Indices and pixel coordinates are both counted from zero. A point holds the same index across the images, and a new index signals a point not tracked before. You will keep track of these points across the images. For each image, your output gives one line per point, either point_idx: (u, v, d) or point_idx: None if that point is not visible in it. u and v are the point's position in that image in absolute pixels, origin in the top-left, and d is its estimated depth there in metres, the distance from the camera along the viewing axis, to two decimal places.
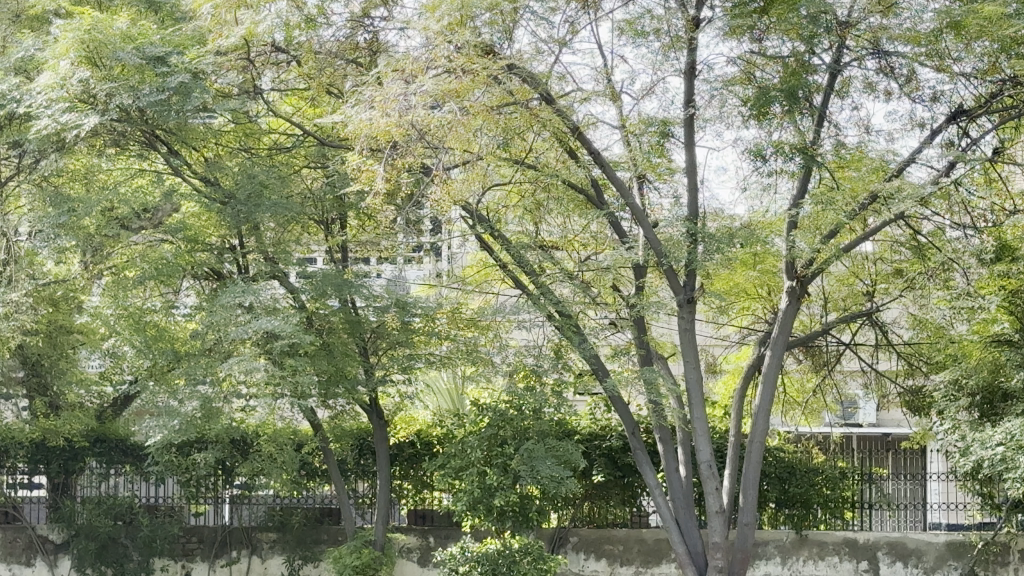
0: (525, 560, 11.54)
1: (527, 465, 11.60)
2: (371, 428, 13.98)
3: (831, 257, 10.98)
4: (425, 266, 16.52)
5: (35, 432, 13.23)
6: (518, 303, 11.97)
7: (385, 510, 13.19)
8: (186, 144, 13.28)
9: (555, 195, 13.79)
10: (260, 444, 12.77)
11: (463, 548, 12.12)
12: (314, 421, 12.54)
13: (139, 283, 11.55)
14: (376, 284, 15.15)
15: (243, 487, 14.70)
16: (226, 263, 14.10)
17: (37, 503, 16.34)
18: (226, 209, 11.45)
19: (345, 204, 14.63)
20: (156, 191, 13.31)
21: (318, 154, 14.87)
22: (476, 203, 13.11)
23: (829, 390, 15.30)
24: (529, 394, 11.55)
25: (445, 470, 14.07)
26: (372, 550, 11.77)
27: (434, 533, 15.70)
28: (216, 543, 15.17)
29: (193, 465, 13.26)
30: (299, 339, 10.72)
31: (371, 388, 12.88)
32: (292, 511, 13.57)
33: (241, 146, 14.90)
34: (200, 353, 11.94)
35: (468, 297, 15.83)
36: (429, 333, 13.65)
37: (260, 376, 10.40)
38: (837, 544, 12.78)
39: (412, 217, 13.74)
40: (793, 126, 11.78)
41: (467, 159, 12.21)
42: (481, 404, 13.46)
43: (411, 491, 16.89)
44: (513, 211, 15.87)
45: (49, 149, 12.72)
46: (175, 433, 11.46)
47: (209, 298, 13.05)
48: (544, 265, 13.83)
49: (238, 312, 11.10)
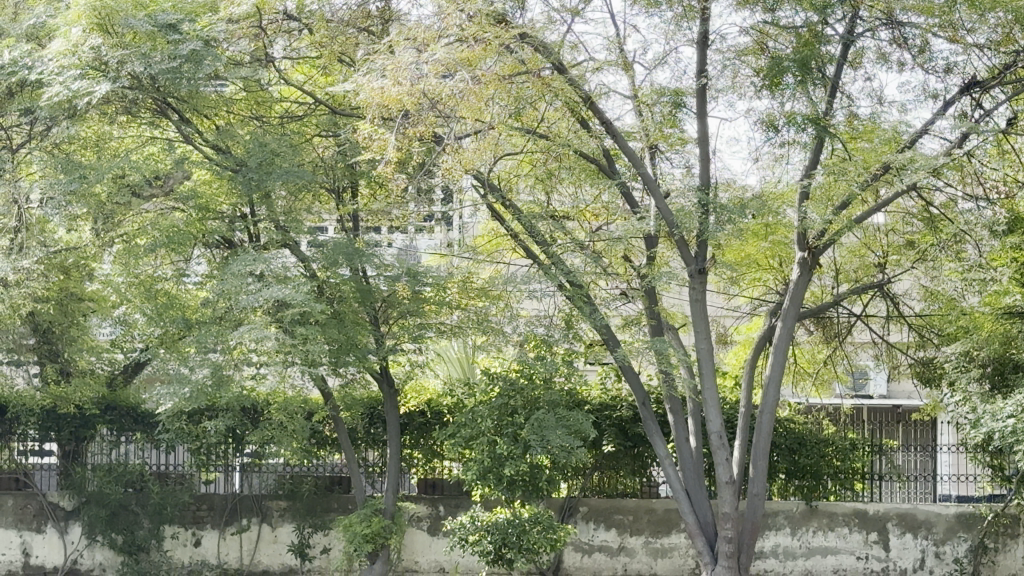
0: (537, 530, 11.57)
1: (538, 434, 11.61)
2: (383, 397, 14.04)
3: (843, 228, 10.95)
4: (437, 236, 16.52)
5: (47, 399, 13.28)
6: (529, 273, 11.97)
7: (395, 480, 13.26)
8: (197, 112, 13.29)
9: (565, 165, 13.83)
10: (272, 413, 12.80)
11: (474, 518, 12.15)
12: (325, 390, 12.55)
13: (151, 251, 11.57)
14: (387, 253, 15.16)
15: (254, 456, 14.73)
16: (238, 232, 14.13)
17: (49, 470, 16.39)
18: (237, 178, 11.47)
19: (357, 173, 14.64)
20: (168, 159, 13.33)
21: (330, 123, 14.93)
22: (487, 173, 13.13)
23: (839, 360, 15.34)
24: (540, 364, 11.61)
25: (456, 439, 14.13)
26: (381, 519, 11.85)
27: (445, 503, 15.74)
28: (227, 512, 15.22)
29: (203, 433, 13.35)
30: (311, 307, 10.73)
31: (382, 356, 12.93)
32: (303, 480, 13.60)
33: (253, 115, 14.95)
34: (210, 322, 12.00)
35: (480, 266, 15.84)
36: (440, 303, 13.69)
37: (271, 344, 10.43)
38: (847, 516, 12.77)
39: (422, 186, 13.78)
40: (806, 97, 11.75)
41: (479, 129, 12.22)
42: (492, 375, 13.51)
43: (421, 461, 16.96)
44: (524, 181, 15.86)
45: (61, 116, 12.74)
46: (185, 401, 11.54)
47: (220, 267, 13.07)
48: (556, 236, 13.83)
49: (249, 281, 11.12)
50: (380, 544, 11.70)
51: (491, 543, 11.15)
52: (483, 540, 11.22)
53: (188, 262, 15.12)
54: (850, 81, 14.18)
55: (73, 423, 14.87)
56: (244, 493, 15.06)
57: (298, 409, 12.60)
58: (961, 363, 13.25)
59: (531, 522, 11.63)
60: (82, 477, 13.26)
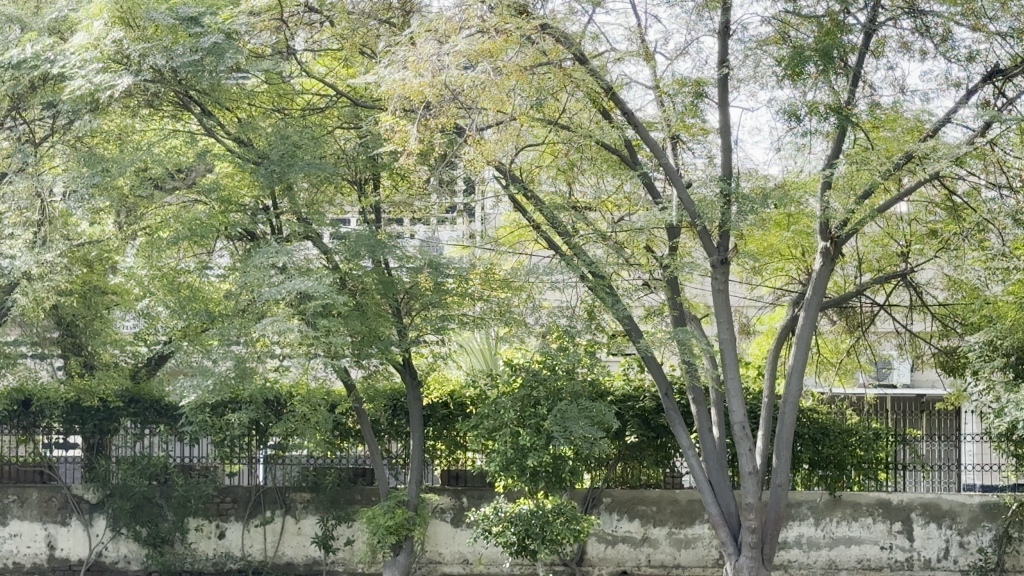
0: (560, 521, 11.58)
1: (561, 425, 11.63)
2: (406, 388, 14.07)
3: (866, 218, 10.93)
4: (459, 227, 16.55)
5: (71, 392, 13.36)
6: (551, 263, 11.99)
7: (419, 470, 13.34)
8: (219, 105, 13.34)
9: (588, 156, 13.84)
10: (296, 405, 12.86)
11: (497, 508, 12.18)
12: (347, 382, 12.60)
13: (174, 244, 11.63)
14: (410, 245, 15.21)
15: (279, 448, 14.77)
16: (262, 225, 14.19)
17: (74, 463, 16.47)
18: (259, 170, 11.51)
19: (379, 165, 14.68)
20: (190, 152, 13.40)
21: (352, 114, 14.97)
22: (508, 164, 13.18)
23: (862, 350, 15.35)
24: (563, 355, 11.65)
25: (477, 430, 14.19)
26: (404, 509, 11.93)
27: (469, 494, 15.78)
28: (251, 504, 15.28)
29: (227, 426, 13.41)
30: (333, 298, 10.77)
31: (405, 348, 13.00)
32: (327, 472, 13.64)
33: (275, 107, 15.04)
34: (232, 314, 12.09)
35: (502, 257, 15.87)
36: (462, 295, 13.76)
37: (293, 336, 10.47)
38: (871, 506, 12.75)
39: (443, 178, 13.84)
40: (827, 86, 11.74)
41: (501, 121, 12.24)
42: (515, 366, 13.57)
43: (443, 452, 17.04)
44: (547, 172, 15.89)
45: (83, 108, 12.82)
46: (208, 393, 11.63)
47: (242, 260, 13.13)
48: (578, 226, 13.84)
49: (271, 273, 11.15)
50: (403, 536, 11.74)
51: (513, 534, 11.21)
52: (506, 531, 11.28)
53: (211, 254, 15.22)
54: (873, 71, 14.14)
55: (98, 416, 14.95)
56: (268, 485, 15.14)
57: (320, 400, 12.65)
58: (985, 353, 13.23)
59: (553, 513, 11.69)
60: (106, 469, 13.34)
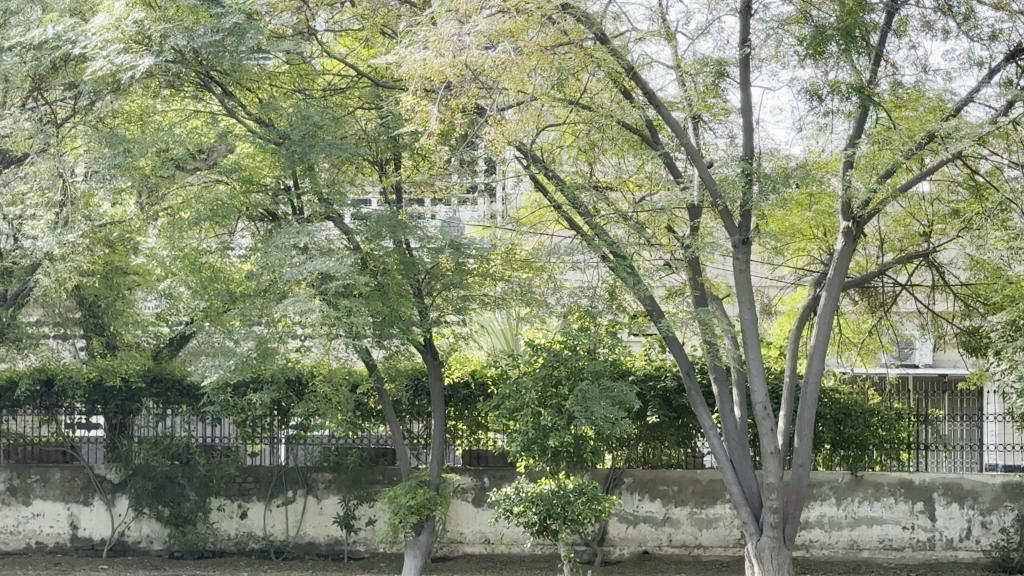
0: (580, 501, 11.61)
1: (582, 405, 11.65)
2: (427, 368, 14.12)
3: (888, 198, 10.92)
4: (479, 206, 16.59)
5: (94, 374, 13.45)
6: (572, 243, 12.03)
7: (441, 449, 13.41)
8: (240, 86, 13.38)
9: (609, 136, 13.87)
10: (317, 385, 12.91)
11: (518, 487, 12.23)
12: (369, 361, 12.66)
13: (195, 224, 11.68)
14: (430, 225, 15.28)
15: (301, 427, 14.84)
16: (283, 205, 14.24)
17: (97, 444, 16.57)
18: (281, 150, 11.54)
19: (400, 144, 14.73)
20: (212, 133, 13.45)
21: (372, 93, 15.02)
22: (529, 143, 13.21)
23: (883, 329, 15.37)
24: (584, 334, 11.69)
25: (499, 409, 14.26)
26: (425, 489, 11.98)
27: (489, 474, 15.83)
28: (274, 483, 15.36)
29: (248, 406, 13.48)
30: (354, 279, 10.80)
31: (426, 328, 13.07)
32: (349, 451, 13.70)
33: (295, 87, 15.10)
34: (254, 293, 12.16)
35: (523, 237, 15.91)
36: (483, 274, 13.82)
37: (314, 316, 10.52)
38: (892, 486, 12.76)
39: (464, 158, 13.92)
40: (850, 66, 11.73)
41: (522, 100, 12.27)
42: (537, 346, 13.61)
43: (465, 431, 17.15)
44: (567, 151, 15.93)
45: (106, 88, 12.91)
46: (230, 373, 11.73)
47: (263, 240, 13.20)
48: (599, 206, 13.87)
49: (292, 253, 11.19)
50: (424, 515, 11.81)
51: (534, 513, 11.27)
52: (526, 511, 11.37)
53: (233, 234, 15.30)
54: (895, 49, 14.10)
55: (120, 398, 15.03)
56: (289, 465, 15.21)
57: (341, 380, 12.71)
58: (1008, 333, 13.22)
59: (575, 493, 11.76)
60: (128, 449, 13.42)
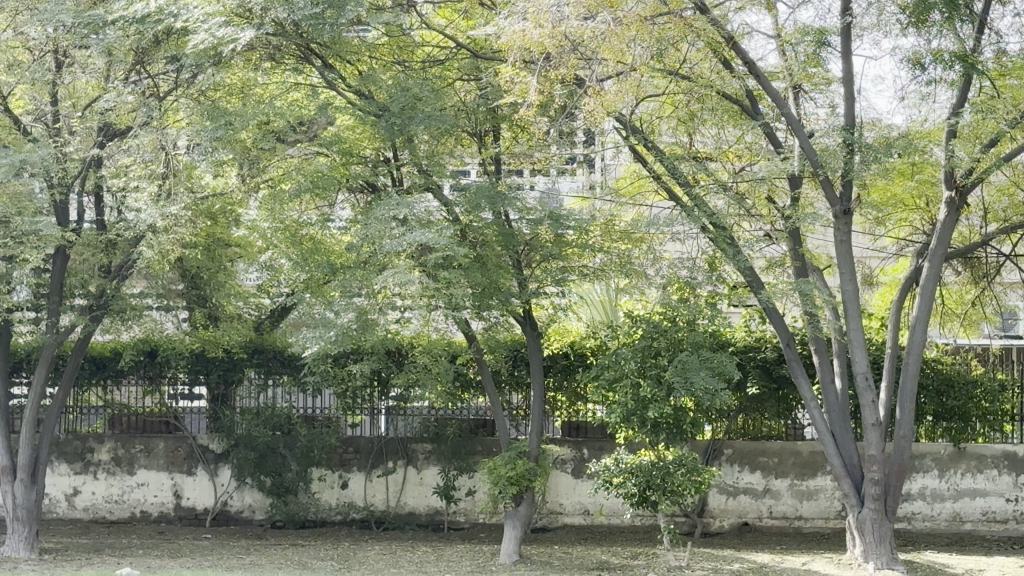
0: (680, 472, 11.60)
1: (682, 376, 11.63)
2: (527, 339, 14.13)
3: (992, 169, 10.79)
4: (578, 178, 16.57)
5: (196, 346, 13.58)
6: (672, 214, 11.99)
7: (541, 420, 13.43)
8: (339, 58, 13.42)
9: (709, 106, 13.80)
10: (417, 356, 12.95)
11: (617, 459, 12.23)
12: (468, 332, 12.68)
13: (296, 196, 11.74)
14: (530, 197, 15.28)
15: (400, 399, 14.91)
16: (382, 178, 14.28)
17: (201, 415, 16.74)
18: (380, 123, 11.57)
19: (499, 116, 14.73)
20: (312, 106, 13.50)
21: (472, 66, 15.03)
22: (628, 114, 13.16)
23: (986, 301, 15.22)
24: (684, 305, 11.66)
25: (598, 381, 14.25)
26: (525, 460, 12.00)
27: (588, 446, 15.84)
28: (375, 455, 15.45)
29: (350, 377, 13.55)
30: (454, 251, 10.82)
31: (525, 299, 13.08)
32: (449, 422, 13.75)
33: (394, 60, 15.14)
34: (354, 266, 12.24)
35: (622, 209, 15.88)
36: (582, 246, 13.81)
37: (413, 288, 10.55)
38: (995, 458, 12.63)
39: (563, 129, 13.90)
40: (953, 34, 11.59)
41: (621, 71, 12.22)
42: (637, 317, 13.62)
43: (564, 403, 17.16)
44: (666, 122, 15.86)
45: (207, 61, 13.00)
46: (329, 345, 11.80)
47: (363, 212, 13.25)
48: (699, 176, 13.80)
49: (392, 225, 11.23)
50: (524, 486, 11.84)
51: (634, 485, 11.27)
52: (626, 482, 11.38)
53: (333, 206, 15.37)
54: (998, 16, 13.90)
55: (222, 370, 15.15)
56: (390, 436, 15.29)
57: (441, 352, 12.75)
58: None
59: (675, 465, 11.74)
60: (231, 420, 13.54)
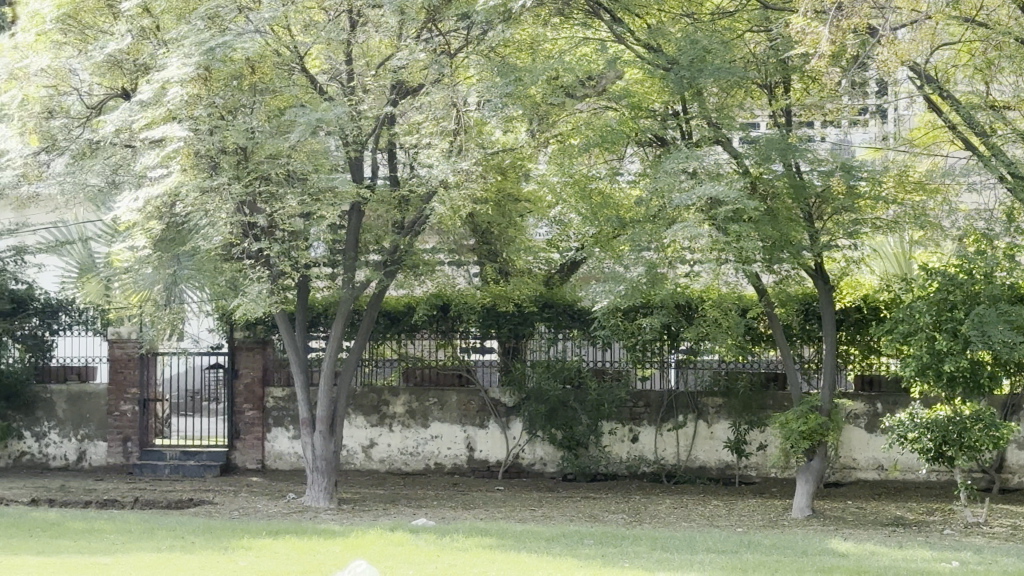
0: (984, 430, 11.29)
1: (984, 332, 11.31)
2: (817, 294, 13.93)
3: None
4: (869, 130, 16.23)
5: (487, 300, 13.68)
6: (974, 166, 11.64)
7: (832, 374, 13.25)
8: (627, 11, 13.35)
9: (1009, 52, 13.35)
10: (706, 310, 12.86)
11: (918, 420, 11.96)
12: (760, 286, 12.54)
13: (588, 148, 11.74)
14: (821, 148, 15.05)
15: (689, 353, 14.87)
16: (671, 130, 14.16)
17: (490, 366, 16.96)
18: (672, 75, 11.47)
19: (788, 67, 14.49)
20: (600, 59, 13.46)
21: (760, 18, 14.82)
22: (927, 63, 12.82)
23: None
24: (985, 258, 11.34)
25: (892, 335, 13.98)
26: (818, 416, 11.82)
27: (880, 402, 15.61)
28: (666, 408, 15.49)
29: (638, 329, 13.55)
30: (748, 205, 10.68)
31: (816, 253, 12.88)
32: (739, 377, 13.65)
33: (682, 11, 15.02)
34: (644, 220, 12.33)
35: (915, 160, 15.50)
36: (876, 199, 13.52)
37: (707, 244, 10.46)
38: None
39: (855, 78, 13.61)
40: None
41: (919, 19, 11.90)
42: (934, 270, 13.27)
43: (856, 356, 16.91)
44: (963, 70, 15.42)
45: (496, 16, 13.05)
46: (621, 298, 11.81)
47: (652, 164, 13.19)
48: (999, 125, 13.38)
49: (682, 177, 11.14)
50: (819, 443, 11.68)
51: (933, 442, 11.02)
52: (925, 439, 11.14)
53: (620, 161, 15.31)
54: None
55: (510, 324, 15.30)
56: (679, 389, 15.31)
57: (732, 304, 12.64)
58: None
59: (977, 422, 11.45)
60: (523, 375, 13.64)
